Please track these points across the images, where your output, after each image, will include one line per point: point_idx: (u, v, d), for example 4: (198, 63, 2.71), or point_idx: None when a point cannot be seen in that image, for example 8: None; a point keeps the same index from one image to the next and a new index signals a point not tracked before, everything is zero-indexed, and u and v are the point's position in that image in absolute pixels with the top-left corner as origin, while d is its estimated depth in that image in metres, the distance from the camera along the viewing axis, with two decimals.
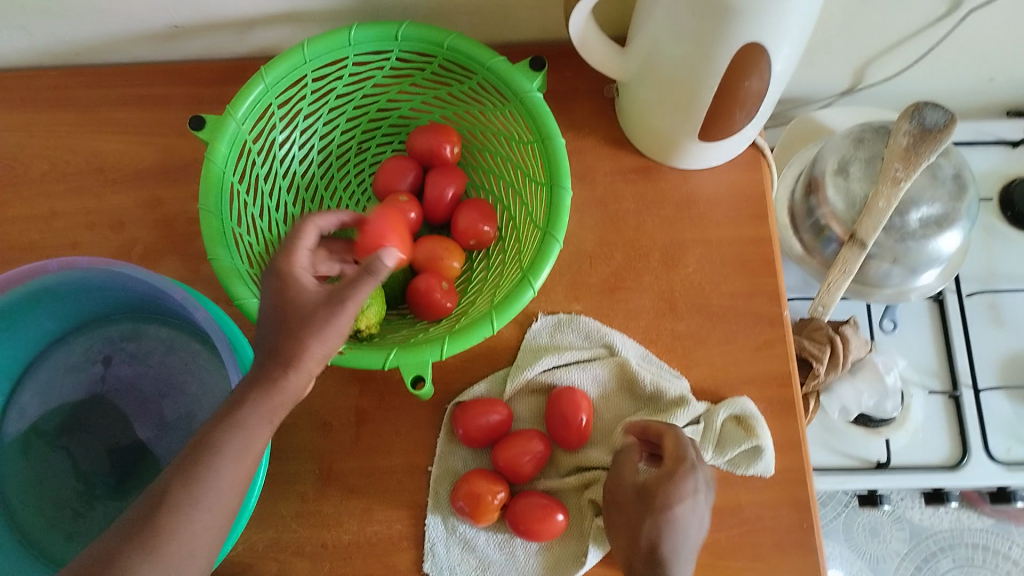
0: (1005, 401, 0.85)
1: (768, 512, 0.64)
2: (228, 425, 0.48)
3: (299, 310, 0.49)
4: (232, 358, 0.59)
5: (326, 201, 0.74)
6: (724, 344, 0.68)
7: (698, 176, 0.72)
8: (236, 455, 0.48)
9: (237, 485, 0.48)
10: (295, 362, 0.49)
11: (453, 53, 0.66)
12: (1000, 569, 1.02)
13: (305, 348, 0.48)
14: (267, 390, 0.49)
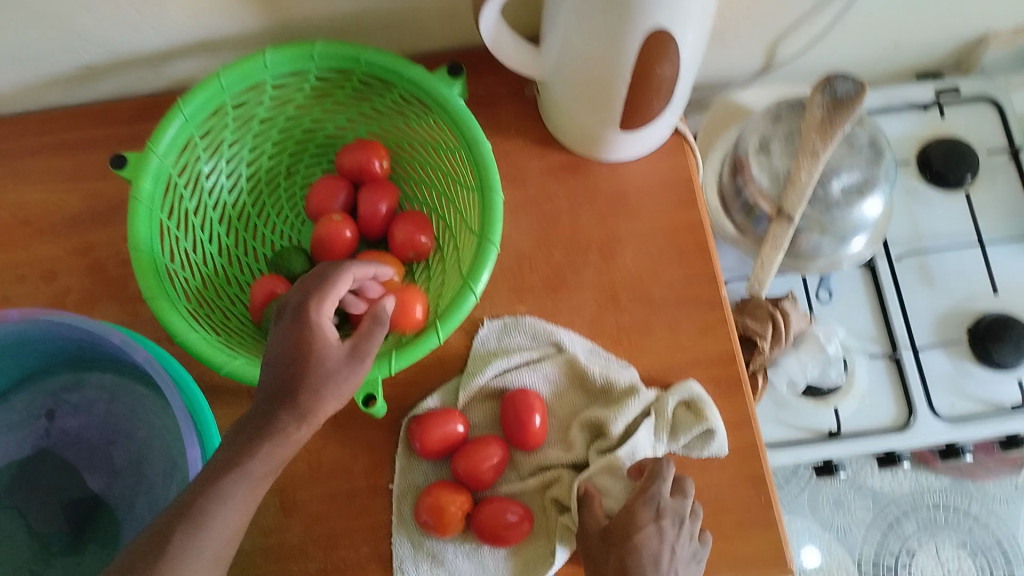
0: (945, 358, 0.87)
1: (728, 491, 0.65)
2: (234, 470, 0.49)
3: (329, 365, 0.51)
4: (178, 397, 0.57)
5: (260, 228, 0.72)
6: (669, 331, 0.70)
7: (626, 166, 0.73)
8: (242, 499, 0.49)
9: (229, 531, 0.49)
10: (304, 414, 0.51)
11: (369, 67, 0.65)
12: (962, 525, 1.14)
13: (319, 402, 0.50)
14: (271, 436, 0.50)
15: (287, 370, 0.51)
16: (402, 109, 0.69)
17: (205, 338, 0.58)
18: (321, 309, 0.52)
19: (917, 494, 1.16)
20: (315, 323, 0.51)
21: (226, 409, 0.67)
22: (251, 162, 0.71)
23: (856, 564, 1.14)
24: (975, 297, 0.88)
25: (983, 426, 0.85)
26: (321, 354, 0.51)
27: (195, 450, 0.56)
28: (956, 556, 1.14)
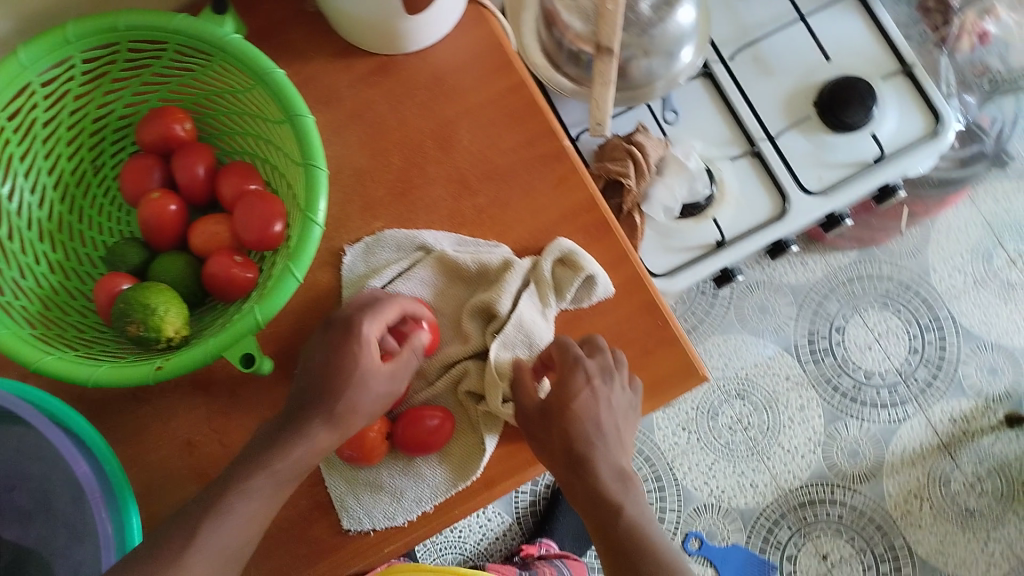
0: (800, 138, 0.91)
1: (627, 328, 0.67)
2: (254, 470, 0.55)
3: (365, 381, 0.57)
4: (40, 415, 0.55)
5: (91, 233, 0.66)
6: (526, 197, 0.69)
7: (433, 50, 0.72)
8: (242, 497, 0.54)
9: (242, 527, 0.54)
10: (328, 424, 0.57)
11: (133, 31, 0.61)
12: (876, 288, 1.28)
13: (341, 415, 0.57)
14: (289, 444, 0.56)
15: (321, 378, 0.57)
16: (186, 63, 0.65)
17: (59, 356, 0.55)
18: (371, 327, 0.58)
19: (830, 274, 1.28)
20: (363, 340, 0.57)
21: (117, 419, 0.64)
22: (49, 165, 0.64)
23: (796, 356, 1.26)
24: (811, 71, 0.92)
25: (851, 187, 0.89)
26: (364, 371, 0.57)
27: (83, 467, 0.56)
28: (881, 318, 1.27)
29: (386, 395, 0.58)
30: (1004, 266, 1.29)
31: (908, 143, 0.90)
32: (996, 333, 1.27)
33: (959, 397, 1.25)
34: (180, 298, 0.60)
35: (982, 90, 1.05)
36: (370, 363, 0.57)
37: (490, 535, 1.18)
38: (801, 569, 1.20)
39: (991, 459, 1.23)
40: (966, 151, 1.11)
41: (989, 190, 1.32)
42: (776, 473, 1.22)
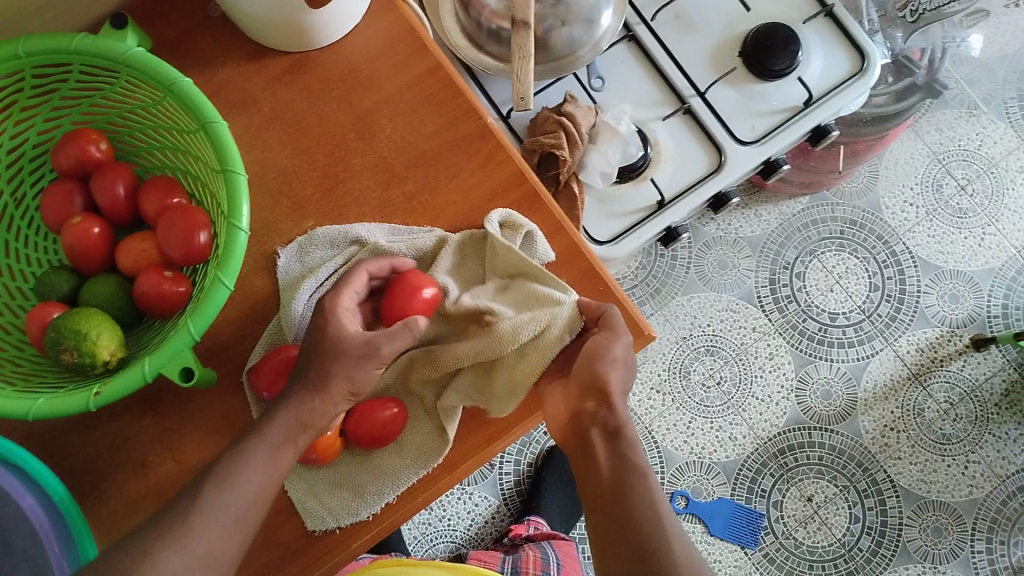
0: (729, 90, 0.92)
1: (569, 295, 0.67)
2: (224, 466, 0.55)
3: (344, 347, 0.58)
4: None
5: (16, 268, 0.65)
6: (455, 178, 0.69)
7: (345, 42, 0.71)
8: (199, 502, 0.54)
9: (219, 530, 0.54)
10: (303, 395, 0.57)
11: (34, 57, 0.60)
12: (831, 229, 1.29)
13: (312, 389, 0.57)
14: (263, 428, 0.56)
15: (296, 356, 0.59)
16: (94, 83, 0.64)
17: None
18: (340, 299, 0.60)
19: (785, 222, 1.29)
20: (330, 309, 0.59)
21: (67, 447, 0.63)
22: None
23: (759, 306, 1.26)
24: (732, 23, 0.93)
25: (785, 133, 0.90)
26: (338, 337, 0.58)
27: (29, 500, 0.57)
28: (839, 259, 1.28)
29: (370, 358, 0.58)
30: (954, 193, 1.30)
31: (836, 82, 0.91)
32: (953, 260, 1.28)
33: (924, 328, 1.26)
34: (112, 320, 0.60)
35: (904, 22, 1.02)
36: (341, 329, 0.59)
37: (479, 521, 1.17)
38: (789, 514, 1.20)
39: (961, 385, 1.24)
40: (900, 84, 1.08)
41: (931, 121, 1.33)
42: (753, 423, 1.23)
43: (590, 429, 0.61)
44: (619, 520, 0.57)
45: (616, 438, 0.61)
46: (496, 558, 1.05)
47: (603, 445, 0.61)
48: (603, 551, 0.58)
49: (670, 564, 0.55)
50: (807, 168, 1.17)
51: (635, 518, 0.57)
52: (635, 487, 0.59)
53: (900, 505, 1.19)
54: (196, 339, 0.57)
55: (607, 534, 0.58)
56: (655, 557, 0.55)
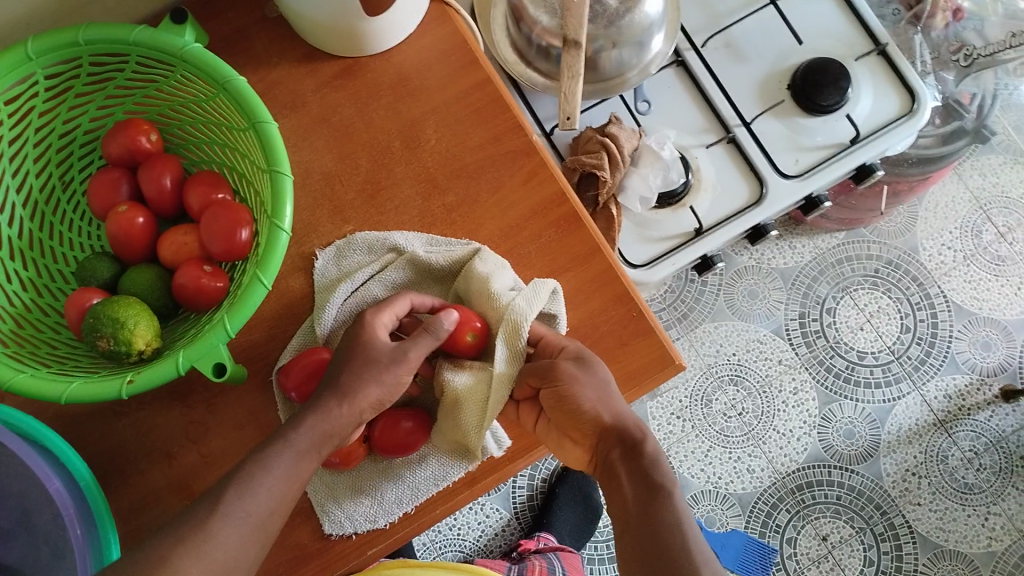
0: (776, 122, 0.91)
1: (602, 319, 0.67)
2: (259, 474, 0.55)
3: (387, 360, 0.59)
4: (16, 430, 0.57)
5: (59, 251, 0.65)
6: (497, 193, 0.69)
7: (398, 52, 0.72)
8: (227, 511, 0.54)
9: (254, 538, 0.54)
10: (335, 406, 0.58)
11: (94, 45, 0.61)
12: (866, 267, 1.28)
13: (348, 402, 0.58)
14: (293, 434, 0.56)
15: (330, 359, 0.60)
16: (151, 75, 0.65)
17: (29, 374, 0.55)
18: (378, 317, 0.61)
19: (818, 257, 1.28)
20: (368, 322, 0.61)
21: (96, 431, 0.64)
22: (18, 183, 0.63)
23: (787, 339, 1.25)
24: (784, 55, 0.93)
25: (830, 169, 0.89)
26: (392, 356, 0.59)
27: (56, 484, 0.58)
28: (871, 298, 1.27)
29: (413, 373, 0.59)
30: (993, 240, 1.29)
31: (884, 122, 0.90)
32: (988, 307, 1.26)
33: (953, 374, 1.24)
34: (150, 309, 0.60)
35: (957, 66, 1.02)
36: (375, 342, 0.60)
37: (489, 532, 1.17)
38: (802, 552, 1.18)
39: (988, 434, 1.22)
40: (947, 128, 1.07)
41: (975, 166, 1.31)
42: (772, 457, 1.21)
43: (611, 451, 0.61)
44: (650, 540, 0.55)
45: (636, 455, 0.59)
46: (502, 565, 1.03)
47: (625, 469, 0.59)
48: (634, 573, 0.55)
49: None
50: (847, 205, 1.16)
51: (662, 539, 0.55)
52: (657, 508, 0.56)
53: (916, 552, 1.17)
54: (230, 336, 0.57)
55: (634, 558, 0.55)
56: None
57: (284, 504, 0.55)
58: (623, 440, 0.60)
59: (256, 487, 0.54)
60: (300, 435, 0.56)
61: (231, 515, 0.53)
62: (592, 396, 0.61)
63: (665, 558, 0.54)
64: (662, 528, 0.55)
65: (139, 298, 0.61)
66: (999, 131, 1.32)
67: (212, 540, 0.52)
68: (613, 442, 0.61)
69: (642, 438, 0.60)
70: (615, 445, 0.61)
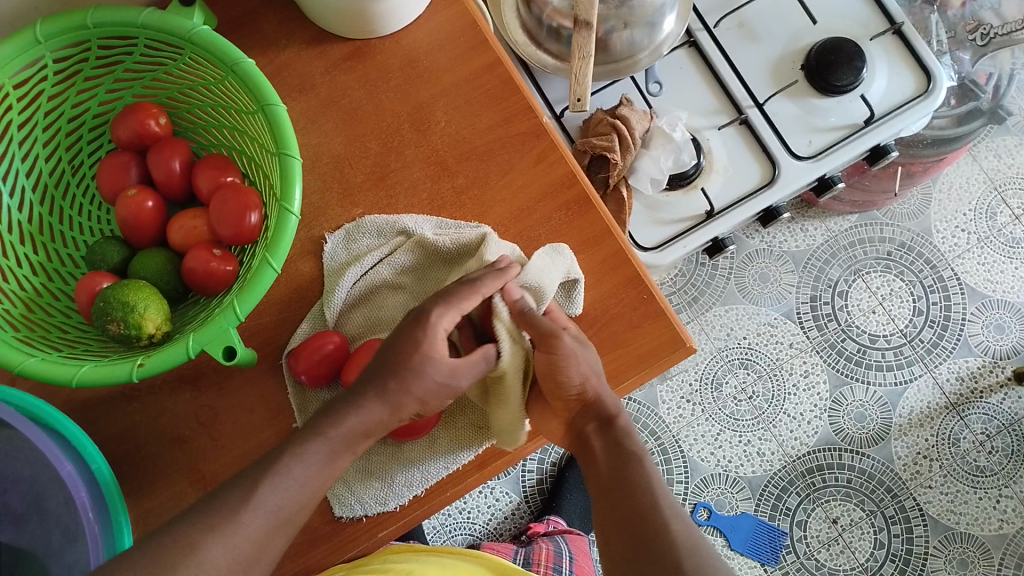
0: (789, 103, 0.90)
1: (612, 303, 0.67)
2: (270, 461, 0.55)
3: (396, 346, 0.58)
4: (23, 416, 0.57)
5: (69, 235, 0.65)
6: (507, 175, 0.69)
7: (406, 34, 0.71)
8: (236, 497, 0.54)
9: (263, 523, 0.54)
10: None
11: (102, 28, 0.61)
12: (879, 250, 1.27)
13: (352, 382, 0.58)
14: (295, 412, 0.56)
15: None
16: (159, 57, 0.64)
17: (41, 359, 0.55)
18: (441, 319, 0.58)
19: (831, 240, 1.27)
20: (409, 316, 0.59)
21: (108, 414, 0.64)
22: (27, 168, 0.63)
23: (798, 323, 1.25)
24: (797, 35, 0.92)
25: (842, 151, 0.88)
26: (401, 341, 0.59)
27: (68, 467, 0.58)
28: (883, 281, 1.26)
29: None
30: (1008, 222, 1.27)
31: (899, 103, 0.89)
32: (1002, 290, 1.25)
33: (966, 357, 1.23)
34: (160, 293, 0.60)
35: (973, 45, 1.01)
36: (434, 351, 0.57)
37: (499, 515, 1.17)
38: (812, 535, 1.18)
39: (1000, 417, 1.21)
40: (963, 108, 1.06)
41: (990, 147, 1.30)
42: (783, 440, 1.21)
43: (585, 425, 0.64)
44: (623, 504, 0.61)
45: (609, 428, 0.64)
46: (509, 549, 1.04)
47: (599, 441, 0.64)
48: (611, 533, 0.61)
49: (670, 544, 0.58)
50: (860, 186, 1.14)
51: (637, 501, 0.61)
52: (634, 476, 0.62)
53: (927, 535, 1.17)
54: (240, 321, 0.57)
55: (610, 519, 0.61)
56: (657, 539, 0.59)
57: (312, 497, 0.57)
58: (598, 415, 0.63)
59: (286, 478, 0.55)
60: (340, 430, 0.57)
61: (262, 506, 0.54)
62: (581, 372, 0.61)
63: (639, 519, 0.60)
64: (636, 491, 0.61)
65: (149, 281, 0.61)
66: (1016, 111, 1.31)
67: (241, 531, 0.53)
68: (589, 415, 0.63)
69: (616, 412, 0.63)
70: (591, 419, 0.64)
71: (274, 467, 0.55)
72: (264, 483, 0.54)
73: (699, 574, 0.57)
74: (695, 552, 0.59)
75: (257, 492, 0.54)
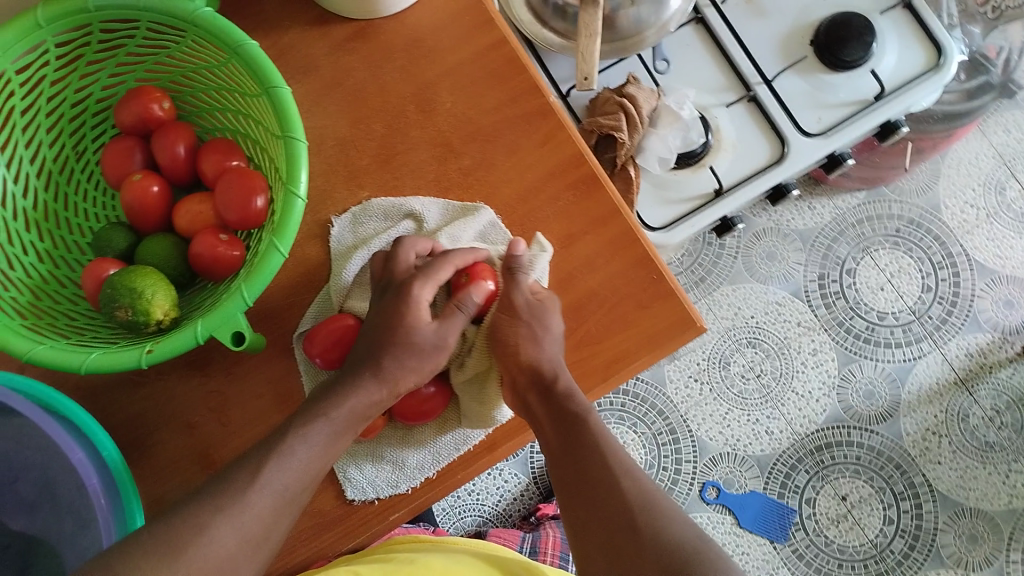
0: (798, 79, 0.89)
1: (621, 283, 0.66)
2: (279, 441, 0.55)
3: None
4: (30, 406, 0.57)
5: (75, 222, 0.65)
6: (514, 156, 0.68)
7: (410, 14, 0.70)
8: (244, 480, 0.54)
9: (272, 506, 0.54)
10: None
11: (103, 11, 0.60)
12: (886, 226, 1.26)
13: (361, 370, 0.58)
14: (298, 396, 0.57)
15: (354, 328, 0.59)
16: (162, 40, 0.64)
17: (50, 346, 0.55)
18: (422, 291, 0.60)
19: (838, 217, 1.26)
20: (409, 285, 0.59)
21: (118, 400, 0.64)
22: (30, 153, 0.63)
23: (805, 301, 1.24)
24: (806, 9, 0.91)
25: (852, 126, 0.87)
26: None
27: (80, 454, 0.58)
28: (892, 258, 1.25)
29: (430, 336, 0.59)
30: (1017, 196, 1.26)
31: (910, 77, 0.88)
32: (1011, 265, 1.24)
33: (975, 333, 1.23)
34: (167, 279, 0.60)
35: (984, 18, 1.01)
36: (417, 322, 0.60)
37: (508, 497, 1.17)
38: (821, 512, 1.18)
39: (1009, 393, 1.21)
40: (972, 83, 1.05)
41: (999, 121, 1.29)
42: (791, 419, 1.21)
43: (526, 394, 0.62)
44: (580, 468, 0.60)
45: (550, 393, 0.61)
46: (515, 536, 1.03)
47: (540, 408, 0.61)
48: (573, 504, 0.60)
49: (621, 503, 0.57)
50: (870, 163, 1.13)
51: (589, 465, 0.59)
52: (581, 439, 0.60)
53: (936, 511, 1.17)
54: (249, 306, 0.56)
55: (569, 489, 0.60)
56: (608, 500, 0.57)
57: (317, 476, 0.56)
58: (536, 383, 0.62)
59: (293, 459, 0.55)
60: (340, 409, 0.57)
61: (268, 485, 0.53)
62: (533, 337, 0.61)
63: (594, 484, 0.59)
64: (589, 456, 0.60)
65: (157, 268, 0.61)
66: None
67: (248, 509, 0.52)
68: (526, 384, 0.62)
69: (552, 376, 0.61)
70: (529, 386, 0.62)
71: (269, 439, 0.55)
72: (268, 465, 0.54)
73: (650, 527, 0.55)
74: (647, 504, 0.57)
75: (260, 471, 0.54)
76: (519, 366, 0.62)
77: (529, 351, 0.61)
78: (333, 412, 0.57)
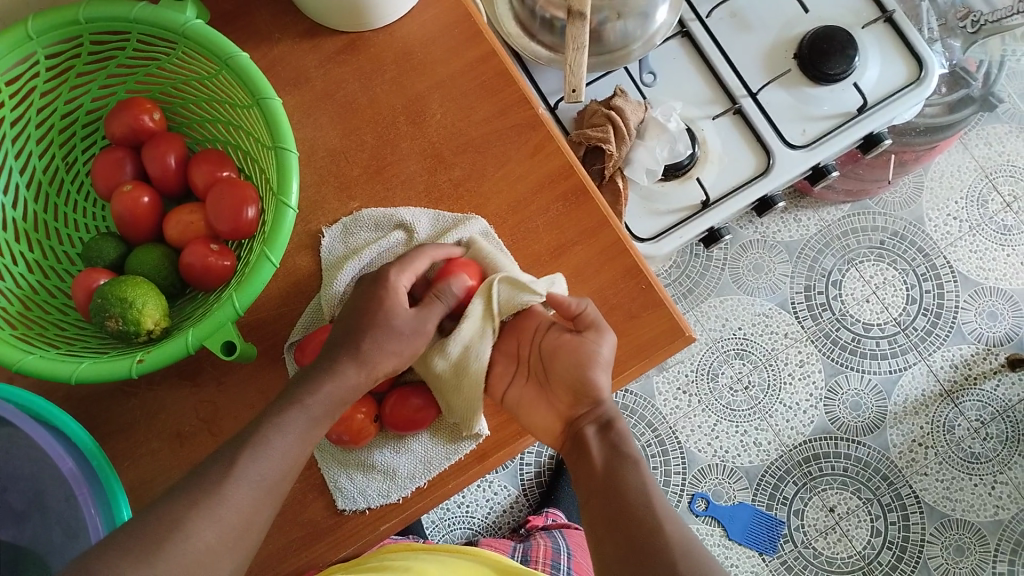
0: (782, 92, 0.90)
1: (611, 292, 0.67)
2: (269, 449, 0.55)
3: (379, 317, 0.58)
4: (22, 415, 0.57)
5: (65, 233, 0.65)
6: (504, 167, 0.69)
7: (400, 27, 0.71)
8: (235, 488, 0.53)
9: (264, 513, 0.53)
10: (352, 348, 0.58)
11: (94, 23, 0.60)
12: (871, 239, 1.27)
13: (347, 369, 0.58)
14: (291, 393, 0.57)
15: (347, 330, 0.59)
16: (154, 52, 0.64)
17: (40, 356, 0.55)
18: (400, 277, 0.60)
19: (824, 229, 1.28)
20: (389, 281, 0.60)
21: (108, 410, 0.64)
22: (21, 164, 0.63)
23: (792, 312, 1.25)
24: (789, 23, 0.92)
25: (837, 139, 0.89)
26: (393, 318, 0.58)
27: (70, 463, 0.58)
28: (877, 271, 1.26)
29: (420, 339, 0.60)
30: (999, 210, 1.28)
31: (892, 90, 0.89)
32: (994, 276, 1.26)
33: (960, 344, 1.24)
34: (158, 289, 0.60)
35: (964, 32, 1.02)
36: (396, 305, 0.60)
37: (497, 509, 1.17)
38: (809, 523, 1.18)
39: (994, 404, 1.22)
40: (954, 96, 1.07)
41: (980, 135, 1.31)
42: (779, 430, 1.21)
43: (584, 428, 0.62)
44: (617, 500, 0.58)
45: (608, 430, 0.62)
46: (507, 546, 1.04)
47: (597, 441, 0.61)
48: (601, 540, 0.57)
49: (664, 546, 0.55)
50: (854, 175, 1.15)
51: (630, 502, 0.57)
52: (626, 475, 0.59)
53: (923, 521, 1.17)
54: (239, 314, 0.56)
55: (601, 521, 0.57)
56: (649, 539, 0.55)
57: None
58: (598, 417, 0.62)
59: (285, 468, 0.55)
60: None
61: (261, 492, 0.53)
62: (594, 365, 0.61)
63: (632, 522, 0.56)
64: (629, 492, 0.58)
65: (147, 278, 0.61)
66: (1005, 98, 1.32)
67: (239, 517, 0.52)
68: (589, 417, 0.62)
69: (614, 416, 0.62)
70: (591, 420, 0.62)
71: (267, 445, 0.55)
72: (264, 469, 0.54)
73: None
74: (690, 554, 0.54)
75: (250, 478, 0.53)
76: (581, 394, 0.62)
77: (592, 377, 0.61)
78: (314, 402, 0.57)
